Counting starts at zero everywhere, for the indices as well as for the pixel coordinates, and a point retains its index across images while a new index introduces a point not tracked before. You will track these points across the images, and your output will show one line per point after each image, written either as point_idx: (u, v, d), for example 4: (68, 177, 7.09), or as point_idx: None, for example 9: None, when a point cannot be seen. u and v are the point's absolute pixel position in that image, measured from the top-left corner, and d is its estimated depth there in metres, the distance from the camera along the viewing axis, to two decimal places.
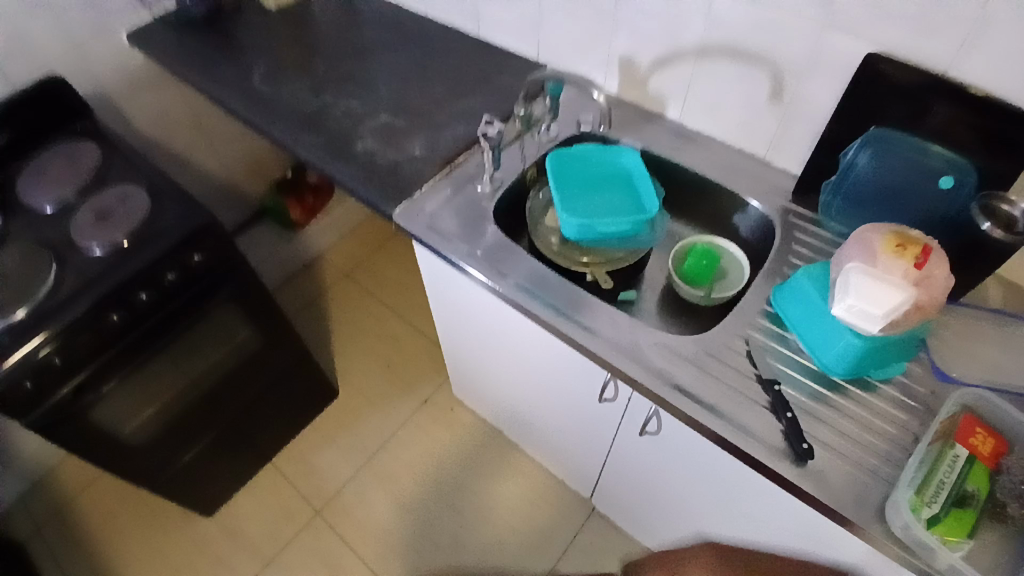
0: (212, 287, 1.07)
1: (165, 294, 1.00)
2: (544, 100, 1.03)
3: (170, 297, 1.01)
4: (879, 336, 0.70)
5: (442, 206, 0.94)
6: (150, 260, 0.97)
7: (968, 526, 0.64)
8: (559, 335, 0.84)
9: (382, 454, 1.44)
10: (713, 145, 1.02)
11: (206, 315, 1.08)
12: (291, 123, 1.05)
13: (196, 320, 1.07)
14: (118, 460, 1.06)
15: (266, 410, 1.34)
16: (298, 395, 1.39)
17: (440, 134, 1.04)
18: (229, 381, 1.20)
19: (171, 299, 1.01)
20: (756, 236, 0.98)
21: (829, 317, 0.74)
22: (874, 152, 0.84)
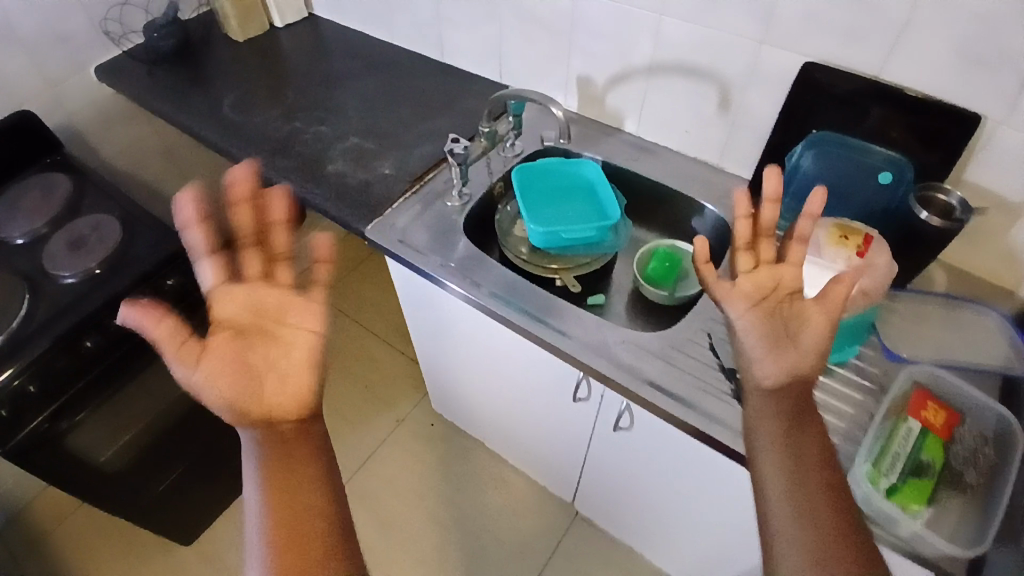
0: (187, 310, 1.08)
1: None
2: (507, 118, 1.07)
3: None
4: None
5: (412, 221, 0.98)
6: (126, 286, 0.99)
7: (925, 494, 0.68)
8: (534, 337, 0.87)
9: (361, 474, 1.44)
10: (669, 154, 1.07)
11: None
12: (260, 149, 1.08)
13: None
14: (94, 489, 1.05)
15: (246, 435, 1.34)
16: None
17: (408, 154, 1.07)
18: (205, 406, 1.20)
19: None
20: (713, 238, 1.02)
21: None
22: (819, 151, 0.89)
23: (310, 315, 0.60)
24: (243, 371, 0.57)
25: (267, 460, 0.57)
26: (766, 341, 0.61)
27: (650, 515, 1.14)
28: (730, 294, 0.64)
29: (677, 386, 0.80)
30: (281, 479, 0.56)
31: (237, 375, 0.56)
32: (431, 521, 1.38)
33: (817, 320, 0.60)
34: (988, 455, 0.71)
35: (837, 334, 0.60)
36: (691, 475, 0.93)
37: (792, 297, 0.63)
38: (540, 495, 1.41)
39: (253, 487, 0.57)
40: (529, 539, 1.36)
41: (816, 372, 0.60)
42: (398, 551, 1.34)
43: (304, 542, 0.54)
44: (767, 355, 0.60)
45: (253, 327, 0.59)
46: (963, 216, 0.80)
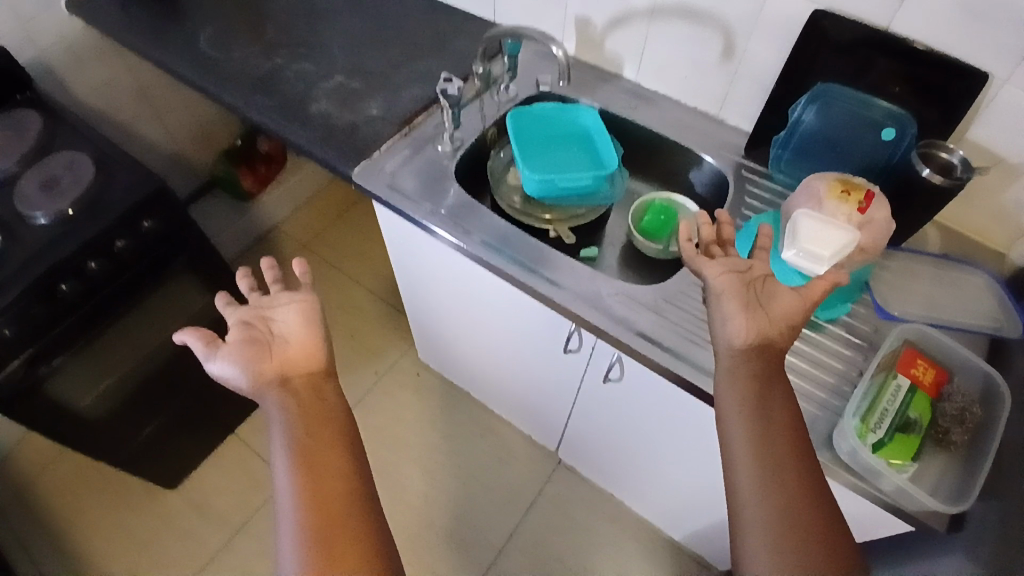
0: (168, 255, 1.05)
1: (119, 263, 0.98)
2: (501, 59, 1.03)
3: (124, 266, 0.99)
4: None
5: (402, 164, 0.95)
6: (103, 228, 0.95)
7: (911, 448, 0.69)
8: (524, 287, 0.85)
9: None
10: (667, 104, 1.04)
11: (162, 283, 1.07)
12: (242, 87, 1.02)
13: (151, 288, 1.05)
14: (76, 434, 1.05)
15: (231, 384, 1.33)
16: None
17: (396, 95, 1.03)
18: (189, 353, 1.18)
19: (123, 267, 0.99)
20: (710, 192, 1.00)
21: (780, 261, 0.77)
22: (823, 105, 0.87)
23: (304, 294, 0.65)
24: (256, 345, 0.61)
25: (290, 420, 0.58)
26: (740, 301, 0.62)
27: (635, 465, 1.16)
28: (708, 264, 0.67)
29: (671, 339, 0.79)
30: (307, 445, 0.57)
31: (252, 348, 0.61)
32: (419, 469, 1.39)
33: (788, 299, 0.63)
34: (974, 413, 0.72)
35: (806, 309, 0.63)
36: (680, 426, 0.93)
37: (765, 277, 0.65)
38: (527, 445, 1.43)
39: (282, 460, 0.56)
40: (514, 485, 1.38)
41: (783, 339, 0.62)
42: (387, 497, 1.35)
43: (331, 498, 0.55)
44: (739, 315, 0.62)
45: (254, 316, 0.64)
46: (964, 176, 0.78)
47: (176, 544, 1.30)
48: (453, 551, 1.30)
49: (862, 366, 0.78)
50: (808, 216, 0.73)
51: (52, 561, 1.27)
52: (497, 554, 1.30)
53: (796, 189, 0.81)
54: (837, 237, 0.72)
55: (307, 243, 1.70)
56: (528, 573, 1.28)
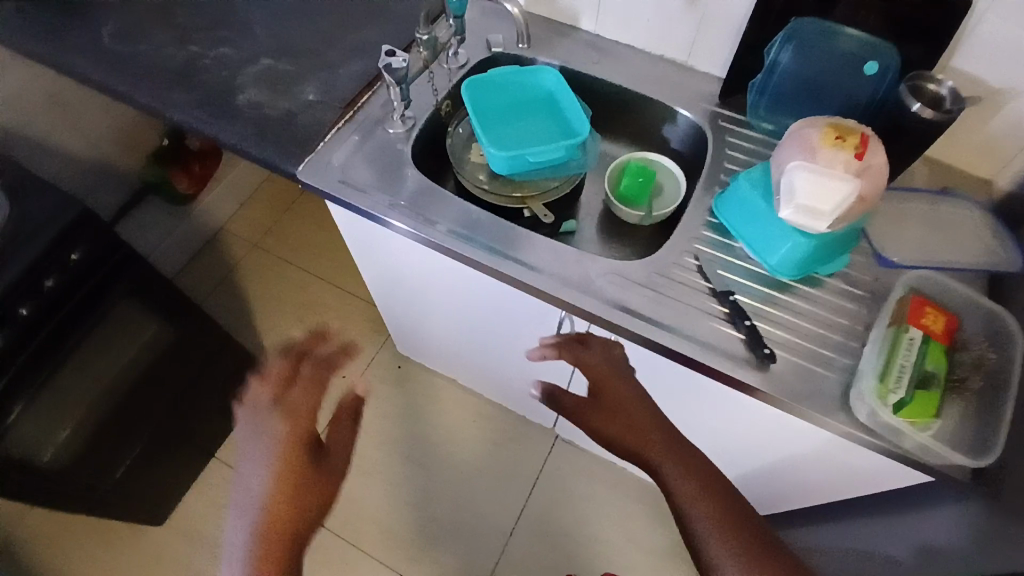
0: (105, 284, 0.96)
1: (50, 301, 0.89)
2: (447, 20, 0.92)
3: (60, 309, 0.91)
4: (824, 234, 0.70)
5: (351, 155, 0.85)
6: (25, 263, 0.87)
7: (933, 405, 0.66)
8: (499, 275, 0.79)
9: None
10: (632, 54, 0.96)
11: (107, 313, 0.99)
12: (156, 84, 0.90)
13: (92, 325, 0.97)
14: (50, 485, 1.02)
15: (201, 403, 1.25)
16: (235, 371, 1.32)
17: (334, 74, 0.92)
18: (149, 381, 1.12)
19: (60, 308, 0.91)
20: (689, 147, 0.94)
21: (775, 221, 0.73)
22: (800, 47, 0.80)
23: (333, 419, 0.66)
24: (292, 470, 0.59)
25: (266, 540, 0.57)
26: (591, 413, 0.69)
27: None
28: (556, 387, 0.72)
29: (669, 319, 0.73)
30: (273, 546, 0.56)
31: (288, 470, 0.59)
32: (414, 464, 1.34)
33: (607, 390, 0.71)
34: (987, 356, 0.69)
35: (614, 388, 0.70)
36: (682, 398, 0.89)
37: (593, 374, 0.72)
38: (521, 424, 1.39)
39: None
40: (512, 466, 1.35)
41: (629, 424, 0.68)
42: (385, 499, 1.31)
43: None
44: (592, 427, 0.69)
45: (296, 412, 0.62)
46: (953, 109, 0.73)
47: None
48: (461, 543, 1.27)
49: (869, 318, 0.74)
50: (799, 169, 0.68)
51: None
52: (507, 534, 1.28)
53: (784, 138, 0.75)
54: (833, 186, 0.66)
55: (259, 241, 1.58)
56: (539, 556, 1.26)
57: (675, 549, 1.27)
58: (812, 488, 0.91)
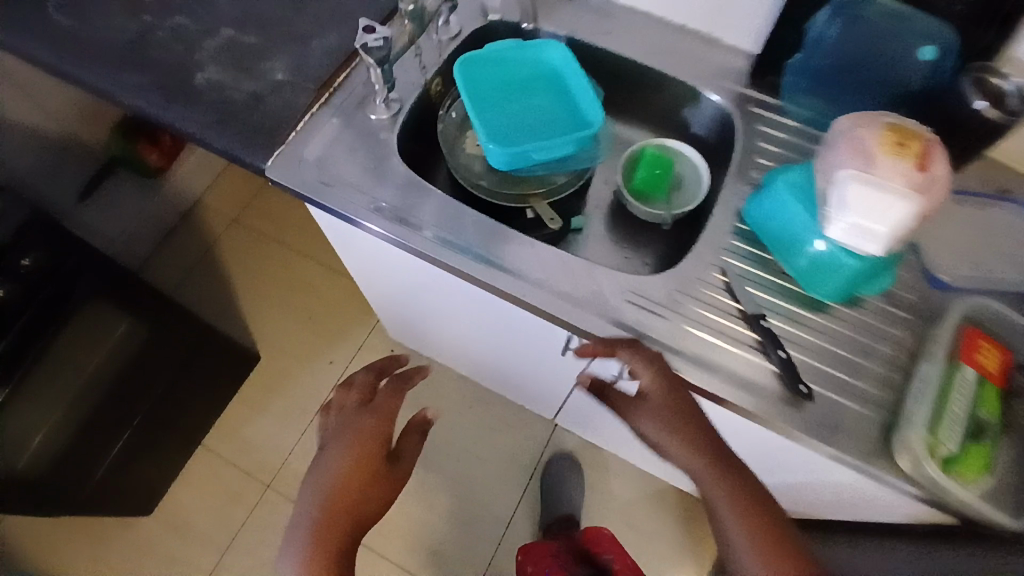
0: (65, 286, 0.91)
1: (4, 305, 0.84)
2: None
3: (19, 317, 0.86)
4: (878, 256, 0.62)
5: (329, 148, 0.74)
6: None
7: (986, 459, 0.58)
8: (492, 290, 0.70)
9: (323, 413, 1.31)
10: (648, 23, 0.83)
11: (74, 314, 0.95)
12: (107, 65, 0.80)
13: (56, 330, 0.93)
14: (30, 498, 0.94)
15: (188, 400, 1.17)
16: (226, 354, 1.22)
17: (306, 48, 0.80)
18: (131, 381, 1.06)
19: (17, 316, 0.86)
20: (713, 133, 0.83)
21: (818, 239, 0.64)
22: (845, 25, 0.69)
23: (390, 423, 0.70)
24: (362, 473, 0.66)
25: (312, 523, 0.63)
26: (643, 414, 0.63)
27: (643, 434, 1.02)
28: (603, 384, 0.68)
29: (694, 347, 0.65)
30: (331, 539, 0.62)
31: (361, 459, 0.66)
32: None
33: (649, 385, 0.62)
34: None
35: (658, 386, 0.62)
36: None
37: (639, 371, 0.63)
38: (520, 412, 1.33)
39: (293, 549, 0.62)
40: (513, 455, 1.29)
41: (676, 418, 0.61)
42: None
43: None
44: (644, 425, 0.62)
45: (371, 419, 0.69)
46: (1020, 109, 0.64)
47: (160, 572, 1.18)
48: (460, 535, 1.23)
49: (915, 345, 0.65)
50: (850, 178, 0.58)
51: None
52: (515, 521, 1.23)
53: (833, 134, 0.64)
54: (890, 203, 0.56)
55: (240, 215, 1.48)
56: None
57: (681, 542, 1.23)
58: (835, 509, 0.85)
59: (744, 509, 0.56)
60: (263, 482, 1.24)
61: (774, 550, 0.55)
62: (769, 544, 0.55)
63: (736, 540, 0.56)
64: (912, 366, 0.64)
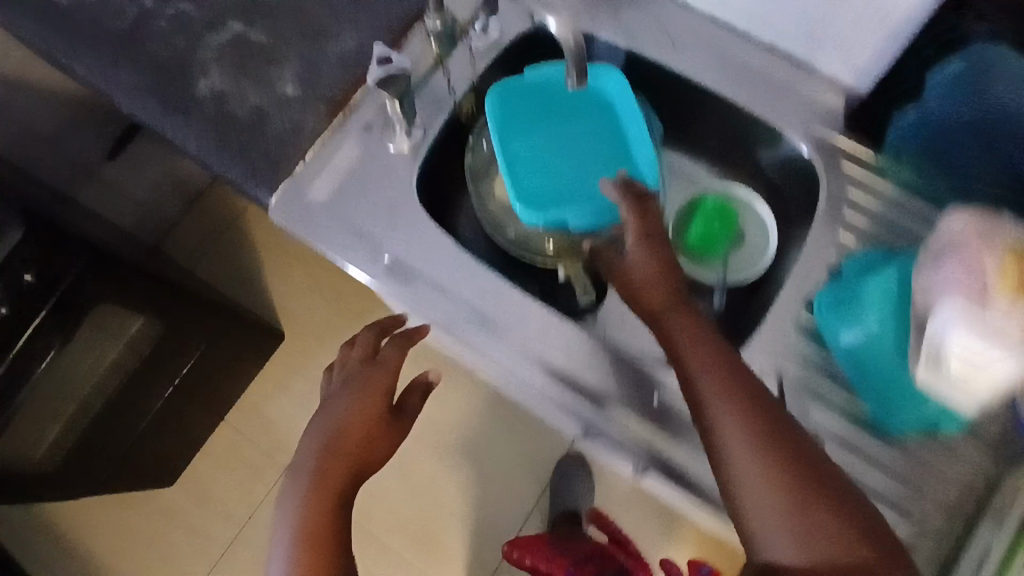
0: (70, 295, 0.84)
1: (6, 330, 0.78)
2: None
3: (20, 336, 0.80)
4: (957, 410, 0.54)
5: (341, 184, 0.65)
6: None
7: None
8: (504, 369, 0.62)
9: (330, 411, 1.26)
10: (730, 39, 0.68)
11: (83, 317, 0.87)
12: (99, 56, 0.70)
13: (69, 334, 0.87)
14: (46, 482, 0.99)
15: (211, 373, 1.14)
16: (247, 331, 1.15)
17: (320, 51, 0.68)
18: (149, 367, 1.03)
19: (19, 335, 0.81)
20: (789, 184, 0.70)
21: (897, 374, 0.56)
22: (964, 92, 0.56)
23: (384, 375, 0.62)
24: (362, 426, 0.59)
25: (297, 504, 0.55)
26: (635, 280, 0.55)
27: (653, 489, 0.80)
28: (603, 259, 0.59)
29: None
30: (319, 509, 0.55)
31: (360, 414, 0.59)
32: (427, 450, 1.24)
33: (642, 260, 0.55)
34: None
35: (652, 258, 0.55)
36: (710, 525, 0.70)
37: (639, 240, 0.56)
38: None
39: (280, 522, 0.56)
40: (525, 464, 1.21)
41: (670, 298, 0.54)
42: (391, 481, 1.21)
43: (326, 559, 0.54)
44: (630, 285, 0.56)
45: (374, 372, 0.61)
46: None
47: (182, 539, 1.22)
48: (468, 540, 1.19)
49: (985, 495, 0.56)
50: (953, 324, 0.47)
51: (54, 554, 1.21)
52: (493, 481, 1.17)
53: (943, 232, 0.52)
54: (994, 365, 0.47)
55: None
56: None
57: None
58: None
59: (753, 443, 0.47)
60: (282, 462, 1.25)
61: (778, 466, 0.46)
62: (765, 450, 0.46)
63: (745, 484, 0.46)
64: (977, 521, 0.55)
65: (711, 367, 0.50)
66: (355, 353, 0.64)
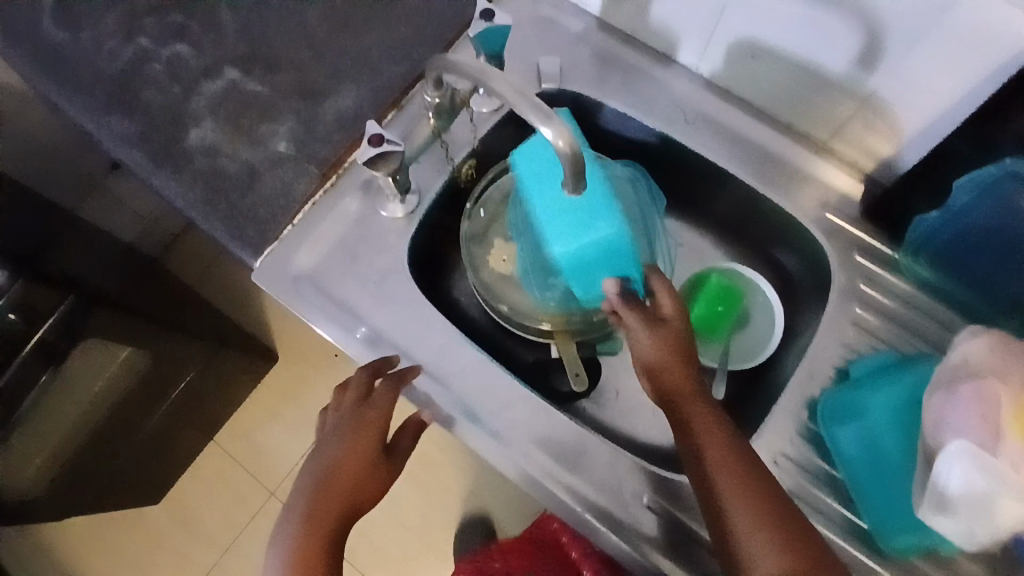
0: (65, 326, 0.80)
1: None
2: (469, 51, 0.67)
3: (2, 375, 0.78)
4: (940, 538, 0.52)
5: (328, 255, 0.65)
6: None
7: None
8: (484, 454, 0.60)
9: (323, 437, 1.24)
10: (744, 114, 0.66)
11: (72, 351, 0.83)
12: (90, 98, 0.67)
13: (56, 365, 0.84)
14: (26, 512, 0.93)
15: (205, 394, 1.11)
16: (240, 357, 1.13)
17: (317, 108, 0.66)
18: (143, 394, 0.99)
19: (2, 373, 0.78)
20: (796, 267, 0.67)
21: (896, 486, 0.54)
22: (991, 205, 0.52)
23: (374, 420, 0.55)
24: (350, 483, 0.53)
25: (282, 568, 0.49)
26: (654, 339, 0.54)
27: None
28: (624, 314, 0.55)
29: None
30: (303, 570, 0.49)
31: (350, 457, 0.54)
32: None
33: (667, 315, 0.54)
34: None
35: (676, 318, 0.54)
36: None
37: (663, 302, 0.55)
38: None
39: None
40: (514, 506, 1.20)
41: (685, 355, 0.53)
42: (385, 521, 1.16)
43: None
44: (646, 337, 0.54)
45: (370, 414, 0.55)
46: None
47: (164, 562, 1.20)
48: None
49: None
50: (955, 464, 0.46)
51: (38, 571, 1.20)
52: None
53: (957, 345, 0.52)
54: (999, 506, 0.46)
55: None
56: None
57: None
58: None
59: (755, 497, 0.46)
60: (268, 488, 1.23)
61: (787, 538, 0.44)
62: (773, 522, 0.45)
63: (746, 537, 0.44)
64: None
65: (704, 421, 0.50)
66: (348, 394, 0.56)
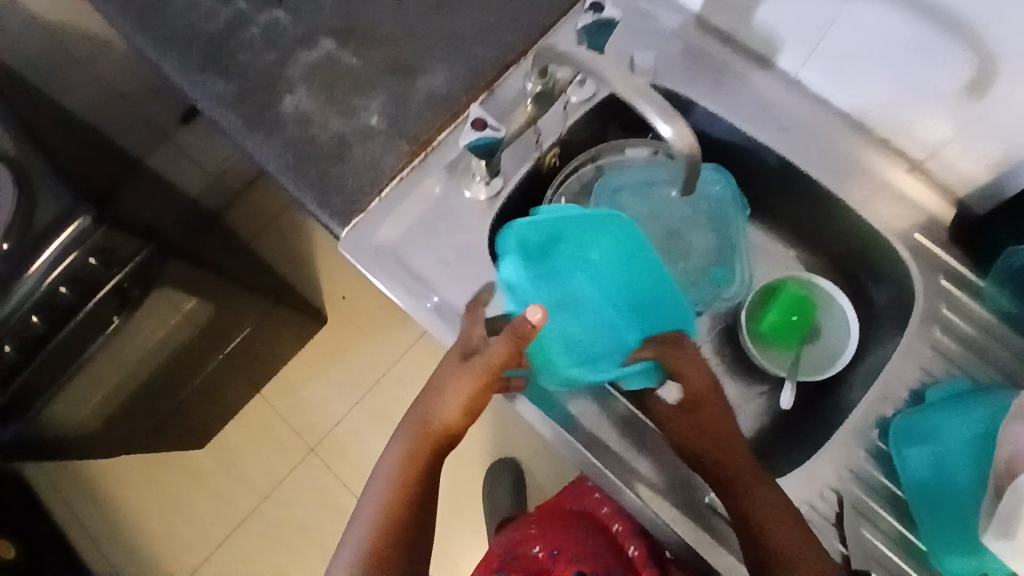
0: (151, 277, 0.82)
1: (66, 310, 0.75)
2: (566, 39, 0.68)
3: (79, 313, 0.77)
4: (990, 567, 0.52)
5: (408, 231, 0.66)
6: (33, 279, 0.70)
7: None
8: (553, 442, 0.61)
9: (366, 401, 1.27)
10: (837, 126, 0.65)
11: (144, 303, 0.84)
12: (186, 57, 0.68)
13: (127, 317, 0.84)
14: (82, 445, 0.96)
15: (253, 350, 1.13)
16: (291, 317, 1.15)
17: (411, 84, 0.67)
18: (202, 345, 1.02)
19: (75, 315, 0.77)
20: (873, 281, 0.67)
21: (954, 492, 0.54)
22: None
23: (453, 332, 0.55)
24: (436, 452, 0.53)
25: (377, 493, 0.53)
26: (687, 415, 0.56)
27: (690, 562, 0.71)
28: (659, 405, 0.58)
29: None
30: None
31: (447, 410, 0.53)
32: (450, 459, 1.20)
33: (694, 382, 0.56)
34: None
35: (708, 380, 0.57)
36: None
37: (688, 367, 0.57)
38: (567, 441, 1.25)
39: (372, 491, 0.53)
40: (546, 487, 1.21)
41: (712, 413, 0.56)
42: None
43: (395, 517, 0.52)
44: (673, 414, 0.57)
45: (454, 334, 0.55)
46: None
47: (205, 507, 1.24)
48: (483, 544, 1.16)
49: None
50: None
51: (82, 505, 1.25)
52: (506, 490, 1.13)
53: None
54: None
55: None
56: None
57: None
58: None
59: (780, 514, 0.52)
60: (308, 445, 1.26)
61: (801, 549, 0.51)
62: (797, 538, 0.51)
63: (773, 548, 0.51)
64: None
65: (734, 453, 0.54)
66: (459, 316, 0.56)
